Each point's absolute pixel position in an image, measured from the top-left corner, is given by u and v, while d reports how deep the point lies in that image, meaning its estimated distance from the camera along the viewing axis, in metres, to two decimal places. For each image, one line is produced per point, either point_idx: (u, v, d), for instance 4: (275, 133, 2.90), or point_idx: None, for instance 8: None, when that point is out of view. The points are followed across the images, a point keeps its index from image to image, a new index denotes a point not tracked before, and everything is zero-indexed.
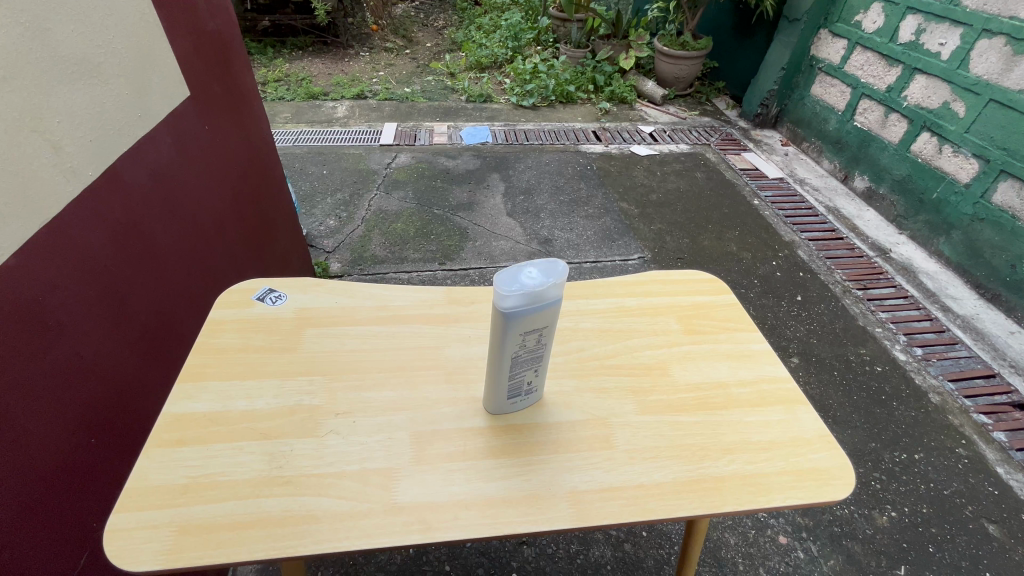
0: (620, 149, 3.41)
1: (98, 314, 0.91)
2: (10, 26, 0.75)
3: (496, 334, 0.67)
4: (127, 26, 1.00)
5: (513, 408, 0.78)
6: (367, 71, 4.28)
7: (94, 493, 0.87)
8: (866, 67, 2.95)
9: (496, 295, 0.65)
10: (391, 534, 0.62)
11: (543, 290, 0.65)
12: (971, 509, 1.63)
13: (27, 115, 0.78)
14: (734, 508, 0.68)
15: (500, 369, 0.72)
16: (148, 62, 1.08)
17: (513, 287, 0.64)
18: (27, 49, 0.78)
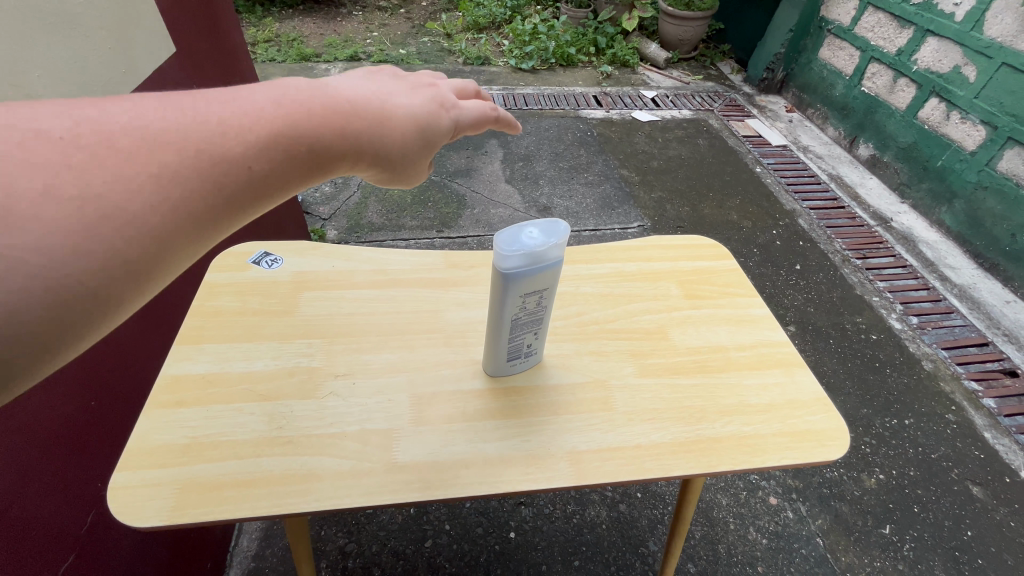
0: (621, 114, 3.33)
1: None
2: None
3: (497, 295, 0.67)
4: None
5: (513, 370, 0.78)
6: (360, 32, 4.12)
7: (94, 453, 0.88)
8: (877, 29, 2.85)
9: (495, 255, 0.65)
10: (393, 492, 0.63)
11: (544, 250, 0.64)
12: (957, 472, 1.68)
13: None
14: (731, 467, 0.70)
15: (504, 331, 0.71)
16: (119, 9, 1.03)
17: (510, 247, 0.63)
18: None
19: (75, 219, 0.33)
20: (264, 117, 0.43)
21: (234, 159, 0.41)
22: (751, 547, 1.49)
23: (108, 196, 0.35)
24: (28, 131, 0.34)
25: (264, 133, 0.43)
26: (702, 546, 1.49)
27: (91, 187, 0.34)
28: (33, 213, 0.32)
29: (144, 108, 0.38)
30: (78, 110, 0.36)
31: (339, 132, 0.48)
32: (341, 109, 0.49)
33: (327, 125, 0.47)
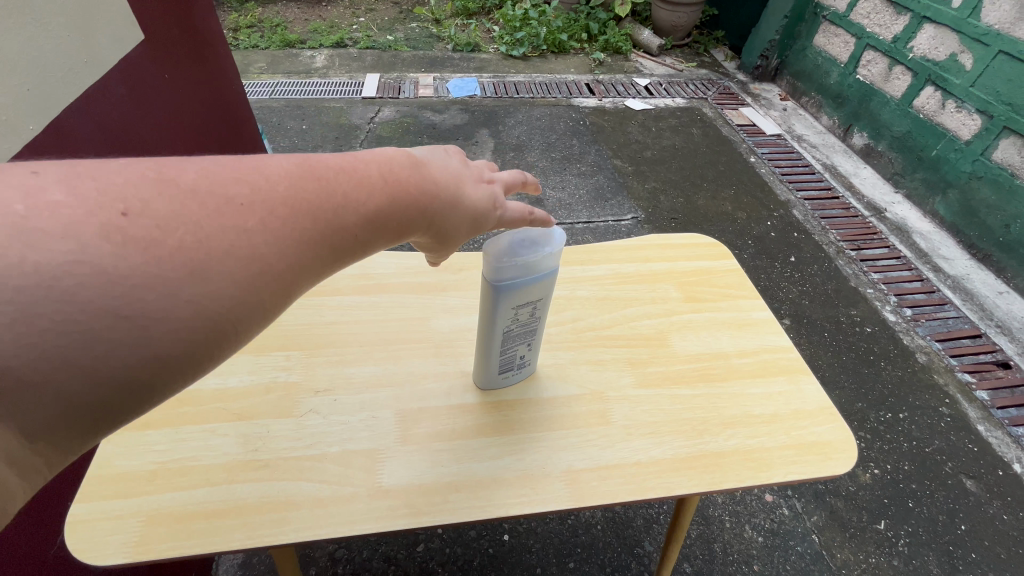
0: (614, 102, 3.27)
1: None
2: None
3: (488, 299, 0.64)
4: None
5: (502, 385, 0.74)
6: (346, 17, 4.00)
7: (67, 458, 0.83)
8: (872, 15, 2.80)
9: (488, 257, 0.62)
10: (377, 520, 0.58)
11: (539, 260, 0.62)
12: (951, 465, 1.67)
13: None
14: (735, 484, 0.66)
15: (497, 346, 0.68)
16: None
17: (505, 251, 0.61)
18: None
19: (235, 277, 0.38)
20: (375, 190, 0.47)
21: (349, 229, 0.45)
22: (747, 546, 1.48)
23: (262, 258, 0.39)
24: (193, 186, 0.37)
25: (375, 208, 0.47)
26: (698, 546, 1.47)
27: (251, 246, 0.38)
28: (203, 264, 0.36)
29: (291, 171, 0.42)
30: (240, 169, 0.40)
31: (423, 208, 0.51)
32: (430, 192, 0.51)
33: (417, 203, 0.50)
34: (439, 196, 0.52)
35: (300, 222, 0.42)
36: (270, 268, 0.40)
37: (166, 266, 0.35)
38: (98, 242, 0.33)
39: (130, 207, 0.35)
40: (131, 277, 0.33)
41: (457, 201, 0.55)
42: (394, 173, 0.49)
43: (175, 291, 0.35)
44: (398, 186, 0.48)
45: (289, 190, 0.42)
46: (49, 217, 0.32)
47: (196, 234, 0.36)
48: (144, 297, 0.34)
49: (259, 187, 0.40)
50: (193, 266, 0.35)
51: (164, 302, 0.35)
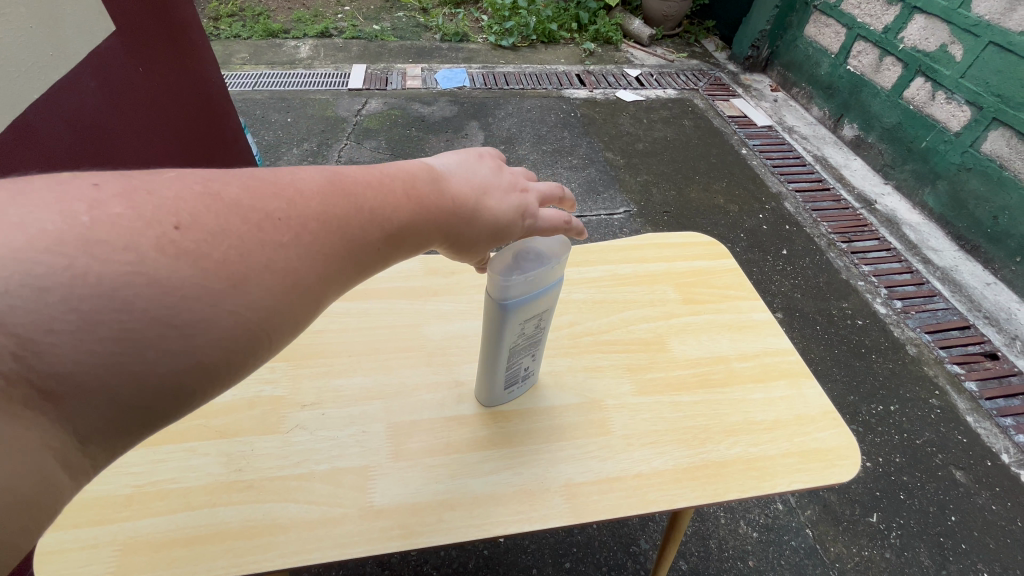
0: (605, 94, 3.23)
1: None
2: None
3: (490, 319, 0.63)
4: None
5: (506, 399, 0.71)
6: (331, 6, 3.89)
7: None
8: (864, 5, 2.79)
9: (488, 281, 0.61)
10: (369, 542, 0.56)
11: (542, 275, 0.61)
12: (941, 457, 1.69)
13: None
14: (738, 496, 0.64)
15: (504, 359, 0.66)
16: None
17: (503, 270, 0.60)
18: None
19: (273, 291, 0.38)
20: (397, 204, 0.47)
21: (375, 244, 0.46)
22: (741, 541, 1.48)
23: (295, 271, 0.40)
24: (236, 200, 0.38)
25: (398, 222, 0.47)
26: (693, 543, 1.47)
27: (287, 260, 0.39)
28: (245, 275, 0.37)
29: (324, 186, 0.43)
30: (276, 181, 0.41)
31: (442, 221, 0.51)
32: (450, 205, 0.52)
33: (437, 216, 0.51)
34: (460, 209, 0.53)
35: (332, 235, 0.42)
36: (304, 281, 0.40)
37: (213, 279, 0.35)
38: (153, 254, 0.33)
39: (182, 221, 0.35)
40: (183, 290, 0.34)
41: (480, 212, 0.54)
42: (417, 186, 0.50)
43: (220, 302, 0.35)
44: (419, 200, 0.49)
45: (322, 204, 0.42)
46: (108, 228, 0.33)
47: (240, 247, 0.37)
48: (192, 309, 0.34)
49: (295, 202, 0.41)
50: (235, 279, 0.36)
51: (208, 314, 0.35)
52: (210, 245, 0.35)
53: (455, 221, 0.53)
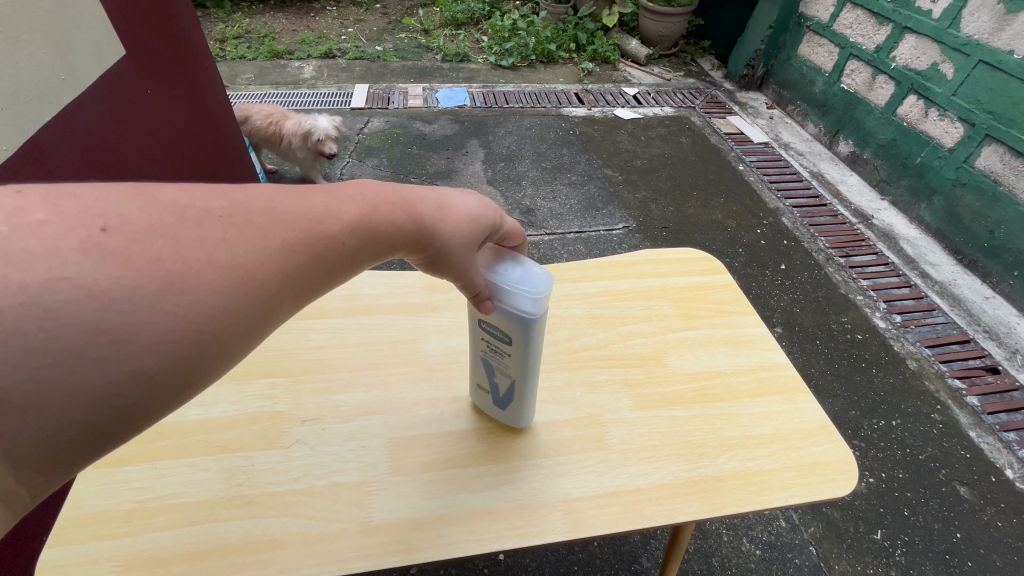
0: (603, 112, 3.28)
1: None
2: None
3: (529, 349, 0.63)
4: None
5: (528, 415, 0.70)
6: (334, 28, 3.98)
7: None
8: (855, 25, 2.85)
9: (507, 315, 0.61)
10: (367, 557, 0.56)
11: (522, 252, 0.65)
12: (944, 472, 1.68)
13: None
14: (736, 510, 0.65)
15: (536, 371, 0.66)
16: (48, 5, 0.93)
17: (516, 290, 0.59)
18: None
19: (219, 293, 0.38)
20: (350, 206, 0.49)
21: (330, 239, 0.46)
22: (744, 559, 1.46)
23: (243, 267, 0.39)
24: (172, 203, 0.38)
25: (361, 231, 0.49)
26: (696, 561, 1.45)
27: (231, 257, 0.39)
28: (181, 274, 0.36)
29: (271, 193, 0.44)
30: (219, 191, 0.42)
31: (411, 232, 0.54)
32: (420, 219, 0.54)
33: (406, 227, 0.53)
34: (429, 222, 0.55)
35: (283, 233, 0.43)
36: (255, 279, 0.40)
37: (145, 279, 0.35)
38: (76, 257, 0.33)
39: (110, 222, 0.35)
40: (111, 293, 0.34)
41: (451, 224, 0.57)
42: (387, 199, 0.52)
43: (154, 302, 0.35)
44: (383, 212, 0.51)
45: (271, 207, 0.43)
46: (33, 237, 0.33)
47: (174, 248, 0.36)
48: (119, 312, 0.34)
49: (240, 208, 0.42)
50: (172, 278, 0.36)
51: (147, 319, 0.35)
52: (147, 248, 0.35)
53: (420, 235, 0.54)
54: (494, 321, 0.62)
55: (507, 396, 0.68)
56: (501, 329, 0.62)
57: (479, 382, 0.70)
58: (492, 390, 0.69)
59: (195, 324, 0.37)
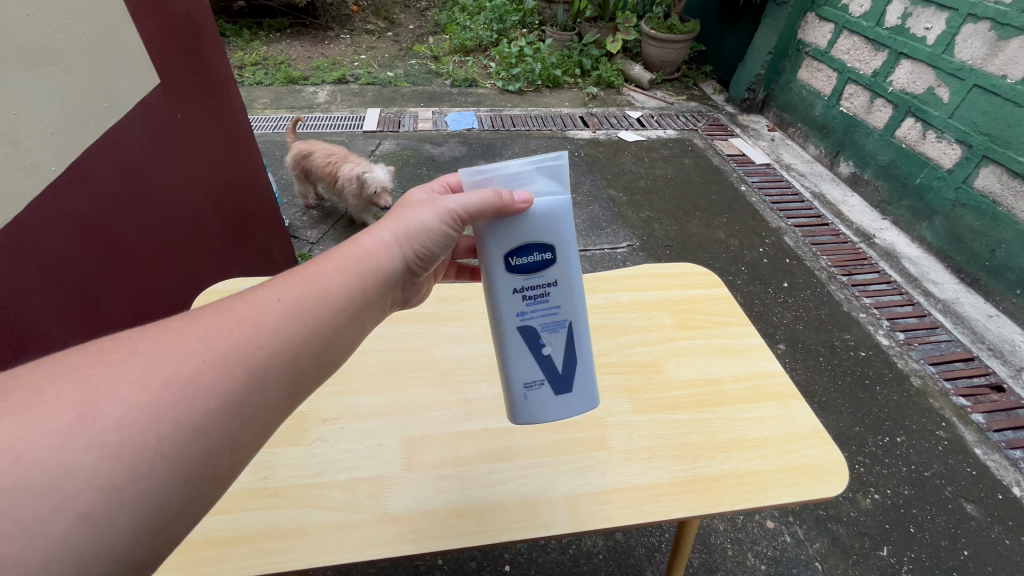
0: (607, 134, 3.38)
1: (44, 287, 0.92)
2: None
3: (569, 256, 0.65)
4: (70, 13, 0.96)
5: (593, 386, 0.71)
6: (348, 55, 4.15)
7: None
8: (852, 51, 2.94)
9: (546, 212, 0.63)
10: (384, 545, 0.60)
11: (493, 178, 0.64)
12: (950, 489, 1.68)
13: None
14: (731, 508, 0.68)
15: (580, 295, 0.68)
16: (95, 40, 1.02)
17: (535, 176, 0.63)
18: None
19: (136, 411, 0.39)
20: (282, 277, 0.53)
21: (267, 303, 0.50)
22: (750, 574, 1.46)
23: (167, 367, 0.42)
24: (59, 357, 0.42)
25: (289, 292, 0.52)
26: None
27: (145, 366, 0.42)
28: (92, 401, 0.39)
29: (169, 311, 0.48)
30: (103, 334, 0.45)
31: (354, 270, 0.57)
32: (355, 258, 0.58)
33: (351, 266, 0.57)
34: (361, 257, 0.58)
35: (200, 335, 0.45)
36: (177, 382, 0.42)
37: (54, 424, 0.37)
38: None
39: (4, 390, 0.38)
40: (19, 450, 0.36)
41: (382, 247, 0.60)
42: (308, 261, 0.56)
43: (67, 440, 0.37)
44: (305, 272, 0.54)
45: (185, 319, 0.46)
46: None
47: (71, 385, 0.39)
48: (33, 455, 0.36)
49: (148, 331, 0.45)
50: (83, 412, 0.38)
51: (64, 457, 0.37)
52: (56, 399, 0.38)
53: (360, 276, 0.57)
54: (538, 239, 0.63)
55: (568, 366, 0.68)
56: (543, 249, 0.64)
57: (530, 380, 0.68)
58: (549, 372, 0.68)
59: (117, 448, 0.38)
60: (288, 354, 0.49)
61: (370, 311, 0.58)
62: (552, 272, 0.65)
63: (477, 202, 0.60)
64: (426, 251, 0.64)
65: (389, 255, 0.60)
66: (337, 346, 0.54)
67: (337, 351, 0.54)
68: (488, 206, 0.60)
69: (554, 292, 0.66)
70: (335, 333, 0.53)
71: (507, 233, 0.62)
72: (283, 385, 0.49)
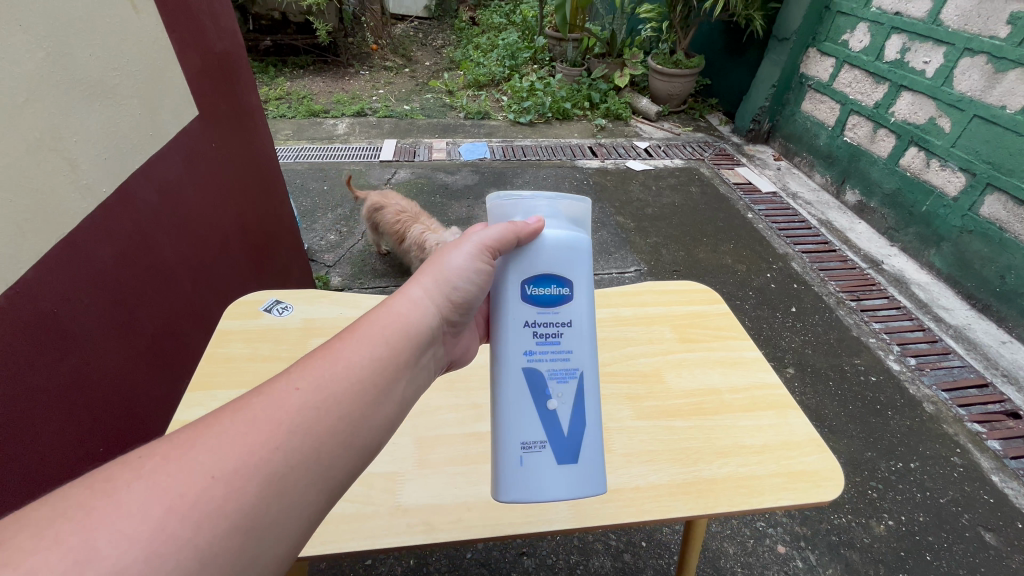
0: (615, 163, 3.49)
1: (90, 295, 1.00)
2: (15, 71, 0.82)
3: (584, 298, 0.68)
4: (124, 54, 1.07)
5: (598, 467, 0.65)
6: (367, 89, 4.37)
7: (87, 408, 1.00)
8: (854, 84, 3.03)
9: (563, 242, 0.66)
10: (397, 534, 0.66)
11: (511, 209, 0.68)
12: (968, 517, 1.64)
13: (7, 123, 0.80)
14: (728, 509, 0.71)
15: (593, 349, 0.68)
16: (144, 78, 1.14)
17: (559, 210, 0.69)
18: (40, 80, 0.87)
19: (136, 549, 0.37)
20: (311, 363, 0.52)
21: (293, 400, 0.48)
22: None
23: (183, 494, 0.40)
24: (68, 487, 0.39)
25: (310, 381, 0.50)
26: None
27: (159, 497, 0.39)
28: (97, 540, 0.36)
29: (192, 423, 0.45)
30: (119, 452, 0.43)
31: (385, 342, 0.56)
32: (387, 328, 0.58)
33: (381, 336, 0.56)
34: (389, 323, 0.58)
35: (208, 451, 0.43)
36: (184, 511, 0.39)
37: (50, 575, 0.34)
38: None
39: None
40: None
41: (413, 305, 0.61)
42: (334, 338, 0.55)
43: None
44: (328, 353, 0.53)
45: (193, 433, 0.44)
46: None
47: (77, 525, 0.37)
48: None
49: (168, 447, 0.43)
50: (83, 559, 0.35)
51: None
52: (51, 545, 0.36)
53: (389, 346, 0.56)
54: (553, 273, 0.66)
55: (574, 429, 0.64)
56: (560, 282, 0.66)
57: (529, 441, 0.64)
58: (554, 434, 0.63)
59: None
60: (310, 449, 0.47)
61: (407, 379, 0.57)
62: (567, 310, 0.67)
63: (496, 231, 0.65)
64: (461, 295, 0.65)
65: (421, 312, 0.61)
66: (366, 432, 0.51)
67: (368, 437, 0.51)
68: (506, 234, 0.65)
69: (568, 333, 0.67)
70: (364, 419, 0.51)
71: (523, 259, 0.66)
72: (315, 485, 0.46)
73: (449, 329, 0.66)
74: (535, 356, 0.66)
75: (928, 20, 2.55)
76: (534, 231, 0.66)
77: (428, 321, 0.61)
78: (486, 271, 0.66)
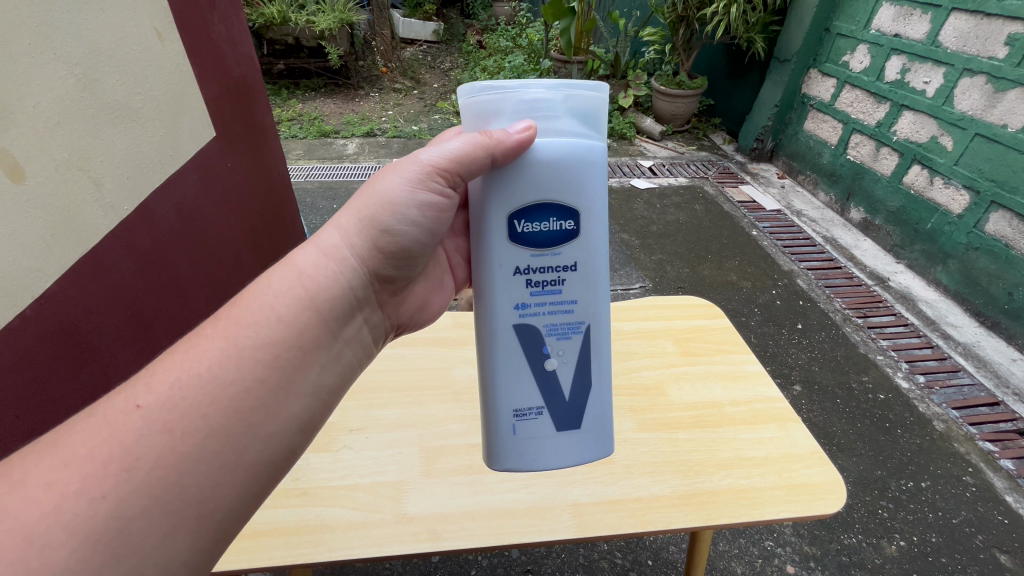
0: (620, 182, 3.53)
1: (109, 308, 1.03)
2: (46, 97, 0.87)
3: (589, 235, 0.70)
4: (148, 79, 1.13)
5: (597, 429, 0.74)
6: (377, 111, 4.48)
7: None
8: (855, 103, 3.07)
9: (557, 151, 0.67)
10: (402, 541, 0.69)
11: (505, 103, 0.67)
12: (981, 538, 1.61)
13: (38, 146, 0.86)
14: (729, 520, 0.72)
15: (595, 295, 0.73)
16: (168, 103, 1.20)
17: (559, 104, 0.67)
18: (71, 105, 0.93)
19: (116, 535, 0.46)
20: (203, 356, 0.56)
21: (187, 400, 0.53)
22: None
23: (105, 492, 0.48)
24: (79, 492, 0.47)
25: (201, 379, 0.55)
26: None
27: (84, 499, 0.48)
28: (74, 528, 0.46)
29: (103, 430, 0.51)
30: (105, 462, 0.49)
31: (283, 328, 0.60)
32: (283, 316, 0.60)
33: (283, 324, 0.60)
34: (290, 308, 0.61)
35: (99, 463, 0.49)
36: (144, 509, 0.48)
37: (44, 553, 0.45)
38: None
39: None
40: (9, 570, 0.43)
41: (319, 280, 0.63)
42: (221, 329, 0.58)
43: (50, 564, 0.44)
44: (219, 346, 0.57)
45: (98, 458, 0.49)
46: None
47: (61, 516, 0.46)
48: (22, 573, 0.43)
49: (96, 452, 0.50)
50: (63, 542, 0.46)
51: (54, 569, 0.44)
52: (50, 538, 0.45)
53: (287, 333, 0.60)
54: (555, 201, 0.68)
55: (575, 392, 0.72)
56: (564, 215, 0.69)
57: (523, 409, 0.71)
58: (552, 399, 0.71)
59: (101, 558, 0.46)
60: (164, 477, 0.51)
61: (318, 365, 0.62)
62: (571, 252, 0.70)
63: (464, 146, 0.66)
64: (391, 242, 0.69)
65: (332, 288, 0.64)
66: (248, 441, 0.55)
67: (277, 421, 0.58)
68: (473, 153, 0.65)
69: (573, 276, 0.71)
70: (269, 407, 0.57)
71: (510, 189, 0.68)
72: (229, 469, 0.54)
73: (380, 285, 0.71)
74: (533, 306, 0.70)
75: (927, 41, 2.60)
76: (521, 141, 0.65)
77: (332, 292, 0.64)
78: (427, 199, 0.69)
